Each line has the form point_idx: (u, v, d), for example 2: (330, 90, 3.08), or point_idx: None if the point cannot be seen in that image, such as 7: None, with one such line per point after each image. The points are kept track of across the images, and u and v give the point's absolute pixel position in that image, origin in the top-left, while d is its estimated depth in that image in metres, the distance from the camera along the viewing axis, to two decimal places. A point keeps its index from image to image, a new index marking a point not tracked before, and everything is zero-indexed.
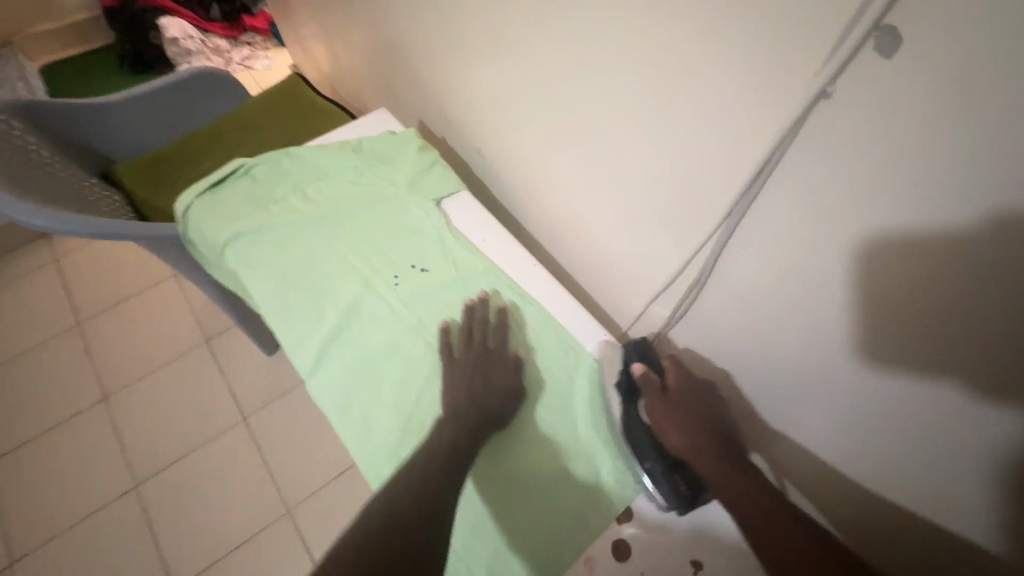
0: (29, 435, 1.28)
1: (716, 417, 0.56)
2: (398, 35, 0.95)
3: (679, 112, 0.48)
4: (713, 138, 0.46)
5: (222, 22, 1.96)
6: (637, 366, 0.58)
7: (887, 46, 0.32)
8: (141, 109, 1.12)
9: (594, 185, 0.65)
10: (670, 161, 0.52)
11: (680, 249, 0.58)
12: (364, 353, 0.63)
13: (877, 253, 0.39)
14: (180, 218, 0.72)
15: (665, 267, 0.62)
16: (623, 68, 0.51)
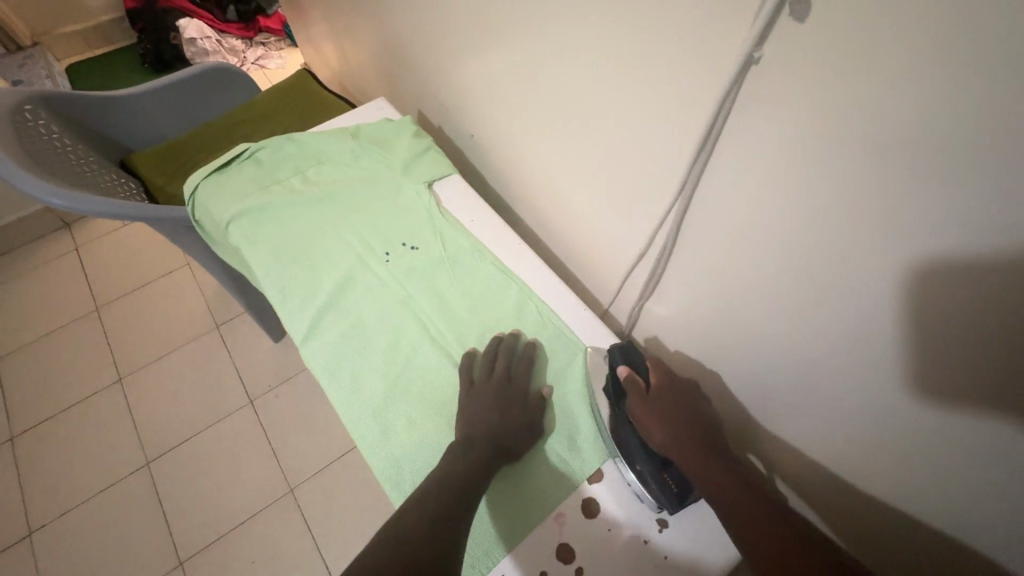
0: (49, 413, 1.34)
1: (701, 418, 0.55)
2: (397, 29, 0.99)
3: (641, 88, 0.51)
4: (672, 112, 0.49)
5: (238, 23, 2.03)
6: (623, 369, 0.57)
7: (801, 11, 0.35)
8: (157, 102, 1.18)
9: (575, 162, 0.68)
10: (638, 138, 0.55)
11: (650, 222, 0.61)
12: (355, 322, 0.67)
13: (818, 213, 0.42)
14: (188, 197, 0.77)
15: (638, 241, 0.65)
16: (592, 49, 0.54)
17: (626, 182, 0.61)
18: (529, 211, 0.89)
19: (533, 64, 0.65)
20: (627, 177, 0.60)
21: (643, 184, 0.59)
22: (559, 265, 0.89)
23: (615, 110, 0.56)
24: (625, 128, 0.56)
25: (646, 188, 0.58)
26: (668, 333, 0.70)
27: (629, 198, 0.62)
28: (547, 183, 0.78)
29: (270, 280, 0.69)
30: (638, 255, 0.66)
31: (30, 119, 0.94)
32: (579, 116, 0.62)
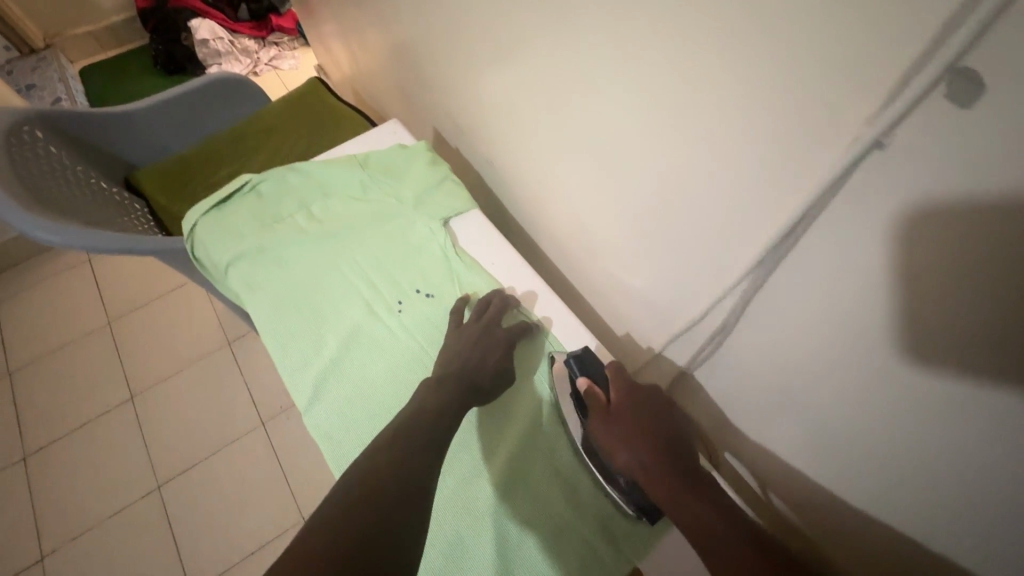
0: (61, 432, 1.32)
1: (664, 422, 0.54)
2: (412, 40, 0.91)
3: (697, 145, 0.43)
4: (735, 175, 0.42)
5: (251, 22, 1.97)
6: (581, 382, 0.56)
7: (964, 93, 0.26)
8: (164, 116, 1.13)
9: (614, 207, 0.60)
10: (692, 195, 0.47)
11: (705, 286, 0.53)
12: (363, 385, 0.60)
13: (947, 315, 0.33)
14: (186, 235, 0.72)
15: (689, 302, 0.56)
16: (632, 96, 0.47)
17: (674, 238, 0.53)
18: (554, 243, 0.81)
19: (562, 92, 0.57)
20: (676, 232, 0.53)
21: (693, 243, 0.51)
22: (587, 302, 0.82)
23: (660, 161, 0.49)
24: (673, 181, 0.48)
25: (698, 248, 0.51)
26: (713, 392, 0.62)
27: (677, 254, 0.54)
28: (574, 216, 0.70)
29: (269, 330, 0.63)
30: (687, 317, 0.57)
31: (29, 140, 0.89)
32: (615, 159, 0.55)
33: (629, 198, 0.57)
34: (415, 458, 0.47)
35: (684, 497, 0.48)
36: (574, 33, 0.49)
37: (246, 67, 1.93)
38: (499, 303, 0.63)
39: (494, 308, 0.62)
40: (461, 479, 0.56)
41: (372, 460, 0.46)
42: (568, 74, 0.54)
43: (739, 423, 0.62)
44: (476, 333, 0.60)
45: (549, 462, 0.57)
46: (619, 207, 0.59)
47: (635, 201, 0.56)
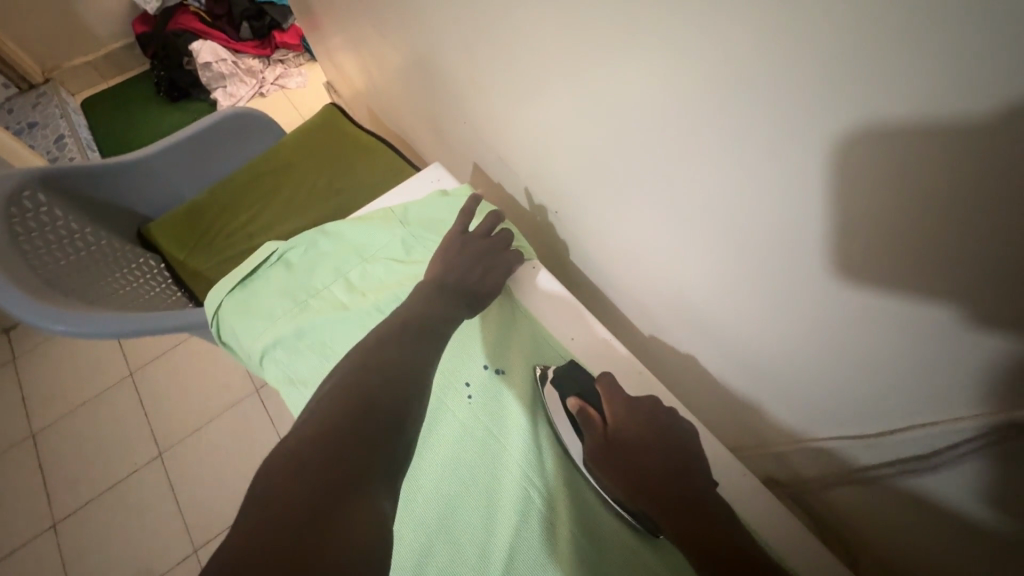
0: (91, 494, 1.25)
1: (663, 437, 0.56)
2: (444, 65, 0.81)
3: (894, 256, 0.34)
4: (965, 302, 0.31)
5: (254, 40, 1.86)
6: (573, 400, 0.59)
7: None
8: (174, 162, 1.05)
9: (736, 281, 0.50)
10: (880, 307, 0.37)
11: (869, 395, 0.43)
12: (450, 499, 0.56)
13: None
14: (211, 316, 0.66)
15: (839, 407, 0.47)
16: (780, 187, 0.38)
17: (816, 332, 0.44)
18: (632, 294, 0.71)
19: (664, 156, 0.47)
20: (813, 326, 0.44)
21: (853, 343, 0.41)
22: (672, 359, 0.71)
23: (816, 254, 0.39)
24: (855, 286, 0.38)
25: (860, 350, 0.41)
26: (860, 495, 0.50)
27: (808, 344, 0.46)
28: (665, 276, 0.60)
29: None
30: (849, 432, 0.47)
31: (30, 207, 0.81)
32: (728, 233, 0.46)
33: (751, 280, 0.47)
34: (368, 423, 0.44)
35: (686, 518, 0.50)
36: (694, 98, 0.40)
37: (251, 88, 1.83)
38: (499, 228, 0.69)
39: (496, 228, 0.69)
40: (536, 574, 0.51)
41: (315, 427, 0.43)
42: (672, 141, 0.45)
43: (896, 535, 0.50)
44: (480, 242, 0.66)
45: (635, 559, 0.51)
46: (735, 281, 0.50)
47: (754, 284, 0.47)
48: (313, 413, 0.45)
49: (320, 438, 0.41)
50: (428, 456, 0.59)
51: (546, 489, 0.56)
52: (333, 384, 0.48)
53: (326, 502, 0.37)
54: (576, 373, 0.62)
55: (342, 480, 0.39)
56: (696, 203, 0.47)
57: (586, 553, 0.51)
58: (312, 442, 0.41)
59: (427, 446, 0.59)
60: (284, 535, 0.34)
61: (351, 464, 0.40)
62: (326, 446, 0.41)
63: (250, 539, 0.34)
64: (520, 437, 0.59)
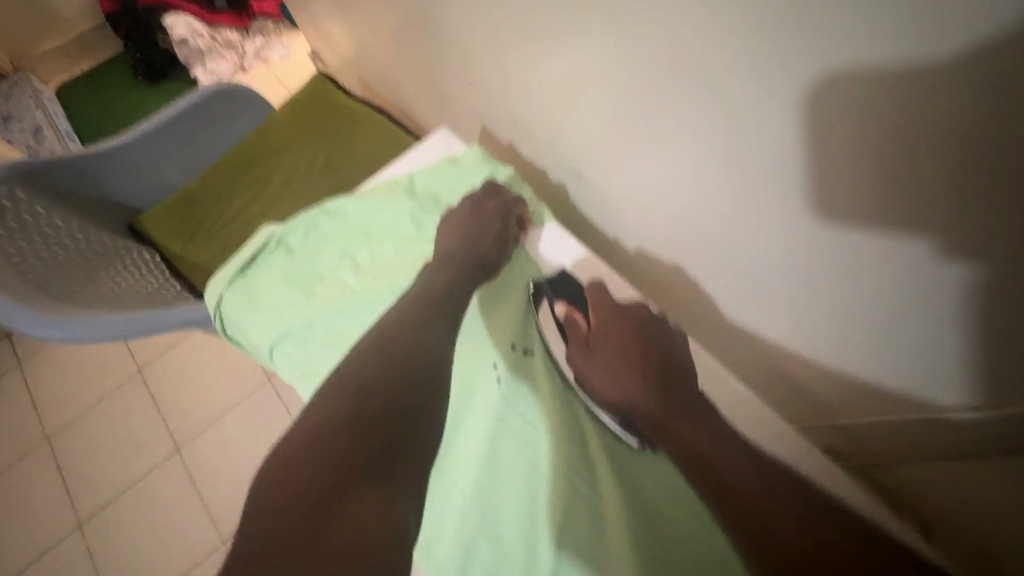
0: (113, 493, 1.24)
1: (652, 343, 0.56)
2: (444, 18, 0.72)
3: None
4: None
5: (229, 11, 1.75)
6: (559, 307, 0.59)
7: None
8: (158, 148, 0.99)
9: (807, 232, 0.44)
10: (1013, 256, 0.32)
11: (988, 360, 0.38)
12: (486, 491, 0.51)
13: None
14: (212, 311, 0.61)
15: (945, 375, 0.42)
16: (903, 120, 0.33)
17: (922, 290, 0.39)
18: (669, 259, 0.65)
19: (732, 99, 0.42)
20: (916, 285, 0.39)
21: (975, 303, 0.36)
22: (713, 328, 0.65)
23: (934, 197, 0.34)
24: (980, 235, 0.33)
25: (980, 308, 0.36)
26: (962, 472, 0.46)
27: (905, 305, 0.41)
28: (719, 239, 0.54)
29: None
30: (968, 403, 0.41)
31: (8, 204, 0.77)
32: (812, 183, 0.41)
33: (833, 232, 0.42)
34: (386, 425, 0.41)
35: (692, 432, 0.51)
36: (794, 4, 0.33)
37: (231, 64, 1.72)
38: (505, 199, 0.62)
39: (503, 195, 0.62)
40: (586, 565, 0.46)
41: (315, 419, 0.41)
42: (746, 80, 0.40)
43: (999, 513, 0.45)
44: (491, 213, 0.61)
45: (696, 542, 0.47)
46: (807, 234, 0.44)
47: (838, 238, 0.42)
48: (314, 404, 0.43)
49: (320, 427, 0.40)
50: (457, 453, 0.53)
51: (590, 474, 0.51)
52: (332, 376, 0.46)
53: (337, 487, 0.36)
54: (570, 284, 0.61)
55: (351, 464, 0.37)
56: (767, 151, 0.42)
57: (643, 537, 0.47)
58: (314, 432, 0.39)
59: (455, 442, 0.54)
60: (297, 523, 0.33)
61: (357, 447, 0.38)
62: (330, 434, 0.39)
63: (265, 533, 0.33)
64: (555, 421, 0.53)
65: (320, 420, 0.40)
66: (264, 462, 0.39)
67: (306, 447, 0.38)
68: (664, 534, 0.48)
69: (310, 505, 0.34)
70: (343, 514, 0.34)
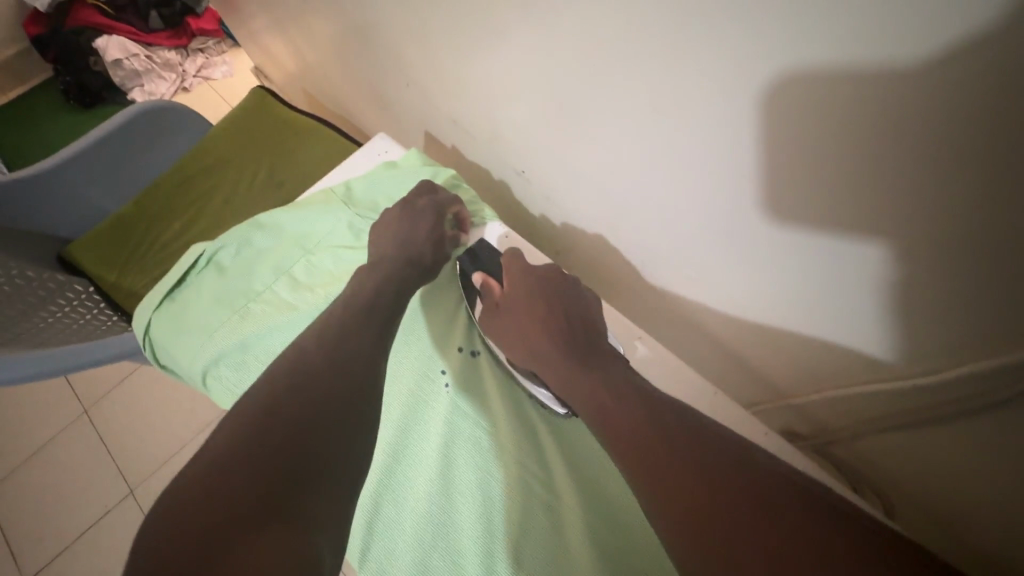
0: (62, 545, 1.15)
1: (570, 309, 0.52)
2: (375, 23, 0.71)
3: (961, 148, 0.29)
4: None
5: (167, 30, 1.68)
6: (476, 276, 0.57)
7: None
8: (84, 171, 0.93)
9: (738, 213, 0.44)
10: (925, 221, 0.33)
11: (924, 321, 0.38)
12: (438, 504, 0.49)
13: None
14: (141, 337, 0.58)
15: (889, 343, 0.42)
16: (821, 91, 0.32)
17: (854, 257, 0.39)
18: (614, 252, 0.65)
19: (652, 85, 0.42)
20: (853, 254, 0.39)
21: (895, 269, 0.37)
22: (669, 318, 0.65)
23: (858, 165, 0.34)
24: (891, 202, 0.34)
25: (901, 274, 0.37)
26: (899, 440, 0.47)
27: (839, 276, 0.41)
28: (659, 227, 0.55)
29: None
30: (901, 367, 0.42)
31: None
32: (740, 160, 0.40)
33: (767, 209, 0.42)
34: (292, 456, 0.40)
35: (614, 399, 0.46)
36: None
37: (172, 84, 1.67)
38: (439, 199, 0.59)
39: (439, 196, 0.59)
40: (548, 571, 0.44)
41: (212, 453, 0.40)
42: (666, 62, 0.39)
43: (948, 474, 0.46)
44: (428, 214, 0.58)
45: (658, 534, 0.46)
46: (738, 215, 0.45)
47: (766, 216, 0.43)
48: (216, 434, 0.41)
49: (218, 458, 0.39)
50: (410, 470, 0.51)
51: (546, 474, 0.49)
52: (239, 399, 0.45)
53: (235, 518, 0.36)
54: (491, 257, 0.59)
55: (252, 492, 0.37)
56: (692, 135, 0.42)
57: (602, 535, 0.45)
58: (207, 472, 0.38)
59: (406, 458, 0.52)
60: (195, 561, 0.33)
61: (259, 475, 0.38)
62: (230, 464, 0.38)
63: (162, 572, 0.33)
64: (508, 424, 0.52)
65: (220, 451, 0.39)
66: (157, 501, 0.37)
67: (204, 484, 0.37)
68: (626, 528, 0.46)
69: (207, 541, 0.34)
70: (245, 549, 0.34)
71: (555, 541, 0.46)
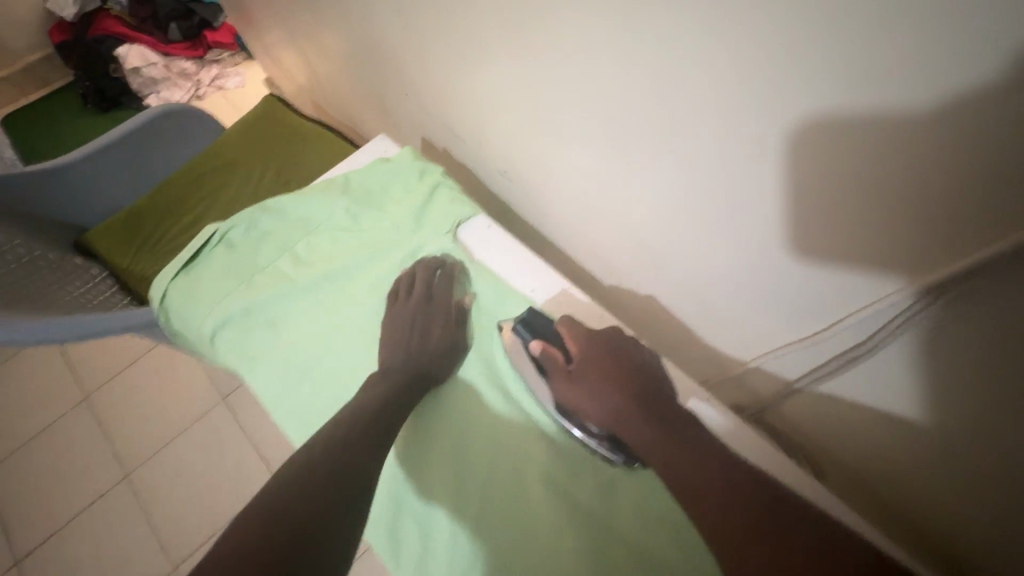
0: (57, 526, 1.19)
1: (627, 367, 0.54)
2: (382, 40, 0.79)
3: (844, 135, 0.35)
4: (917, 163, 0.33)
5: (184, 42, 1.76)
6: (534, 345, 0.56)
7: None
8: (108, 163, 1.01)
9: (675, 204, 0.53)
10: (814, 207, 0.41)
11: (838, 291, 0.45)
12: (420, 454, 0.56)
13: None
14: (156, 305, 0.65)
15: (798, 317, 0.50)
16: (739, 86, 0.39)
17: (766, 235, 0.47)
18: (589, 246, 0.72)
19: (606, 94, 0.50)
20: (779, 231, 0.45)
21: (794, 245, 0.45)
22: (642, 306, 0.71)
23: (774, 150, 0.40)
24: (790, 193, 0.42)
25: (799, 248, 0.45)
26: (815, 402, 0.54)
27: (754, 253, 0.49)
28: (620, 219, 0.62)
29: (279, 411, 0.59)
30: (808, 333, 0.50)
31: None
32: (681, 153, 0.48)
33: (701, 197, 0.50)
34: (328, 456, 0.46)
35: (623, 400, 0.52)
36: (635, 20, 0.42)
37: (184, 93, 1.75)
38: (429, 187, 0.68)
39: (427, 185, 0.68)
40: (505, 513, 0.52)
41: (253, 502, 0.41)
42: (614, 74, 0.48)
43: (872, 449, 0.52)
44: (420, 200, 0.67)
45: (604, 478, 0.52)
46: (677, 205, 0.53)
47: (701, 207, 0.51)
48: None
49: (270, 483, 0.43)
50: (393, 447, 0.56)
51: (509, 430, 0.55)
52: None
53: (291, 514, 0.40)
54: (542, 320, 0.58)
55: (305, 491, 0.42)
56: (639, 138, 0.51)
57: (555, 479, 0.53)
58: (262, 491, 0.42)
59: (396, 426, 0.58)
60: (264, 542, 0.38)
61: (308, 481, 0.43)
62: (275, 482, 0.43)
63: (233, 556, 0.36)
64: (485, 397, 0.57)
65: None
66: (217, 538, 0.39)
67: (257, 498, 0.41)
68: (576, 471, 0.53)
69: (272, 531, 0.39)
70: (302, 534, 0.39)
71: (515, 487, 0.53)
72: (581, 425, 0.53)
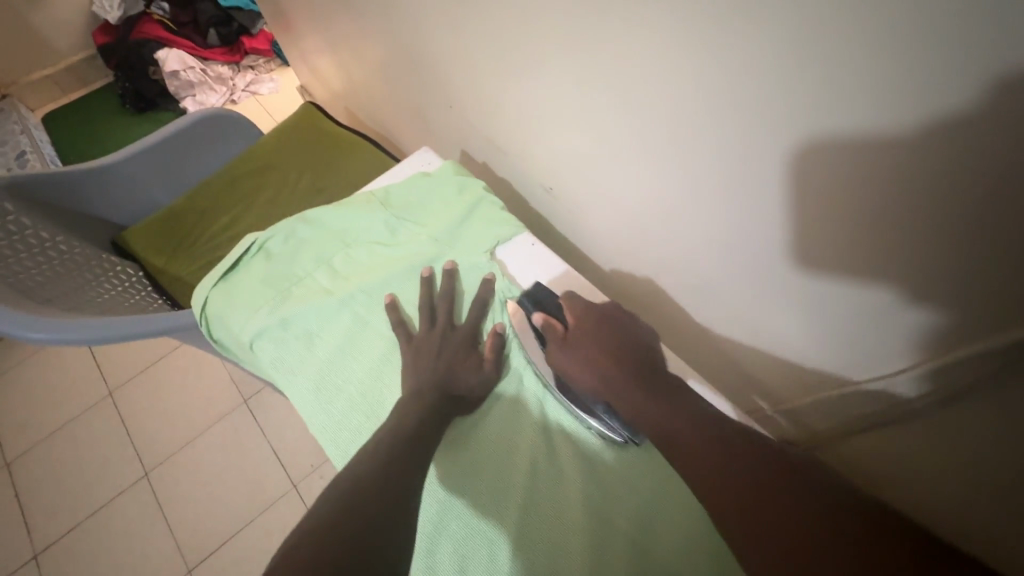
0: (76, 521, 1.19)
1: (624, 339, 0.54)
2: (424, 53, 0.80)
3: (911, 169, 0.34)
4: (993, 202, 0.31)
5: (222, 47, 1.81)
6: (536, 315, 0.58)
7: None
8: (147, 166, 1.02)
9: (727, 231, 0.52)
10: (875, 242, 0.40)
11: (897, 333, 0.43)
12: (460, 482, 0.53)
13: None
14: (196, 312, 0.65)
15: (860, 353, 0.48)
16: (806, 127, 0.38)
17: (822, 266, 0.45)
18: (629, 266, 0.71)
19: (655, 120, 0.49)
20: (841, 272, 0.43)
21: (859, 281, 0.43)
22: (685, 330, 0.69)
23: (840, 190, 0.39)
24: (849, 227, 0.40)
25: (864, 285, 0.43)
26: (873, 440, 0.52)
27: (815, 288, 0.47)
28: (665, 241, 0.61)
29: (311, 423, 0.58)
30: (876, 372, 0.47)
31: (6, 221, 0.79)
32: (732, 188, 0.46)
33: (755, 226, 0.48)
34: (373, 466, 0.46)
35: (614, 370, 0.52)
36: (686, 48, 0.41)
37: (219, 96, 1.78)
38: (470, 204, 0.67)
39: (469, 200, 0.67)
40: (553, 546, 0.49)
41: (292, 548, 0.38)
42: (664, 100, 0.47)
43: (908, 460, 0.50)
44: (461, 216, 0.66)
45: (658, 513, 0.50)
46: (726, 231, 0.52)
47: (755, 235, 0.49)
48: None
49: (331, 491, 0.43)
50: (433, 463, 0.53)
51: (553, 458, 0.54)
52: None
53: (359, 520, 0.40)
54: (544, 293, 0.60)
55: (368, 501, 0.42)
56: (685, 164, 0.50)
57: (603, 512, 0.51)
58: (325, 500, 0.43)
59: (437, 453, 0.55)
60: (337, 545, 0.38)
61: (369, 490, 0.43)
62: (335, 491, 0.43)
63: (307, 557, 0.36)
64: (530, 422, 0.56)
65: None
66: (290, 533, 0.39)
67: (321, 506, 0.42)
68: (626, 506, 0.51)
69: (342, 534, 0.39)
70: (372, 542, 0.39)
71: (563, 518, 0.51)
72: (578, 395, 0.55)
